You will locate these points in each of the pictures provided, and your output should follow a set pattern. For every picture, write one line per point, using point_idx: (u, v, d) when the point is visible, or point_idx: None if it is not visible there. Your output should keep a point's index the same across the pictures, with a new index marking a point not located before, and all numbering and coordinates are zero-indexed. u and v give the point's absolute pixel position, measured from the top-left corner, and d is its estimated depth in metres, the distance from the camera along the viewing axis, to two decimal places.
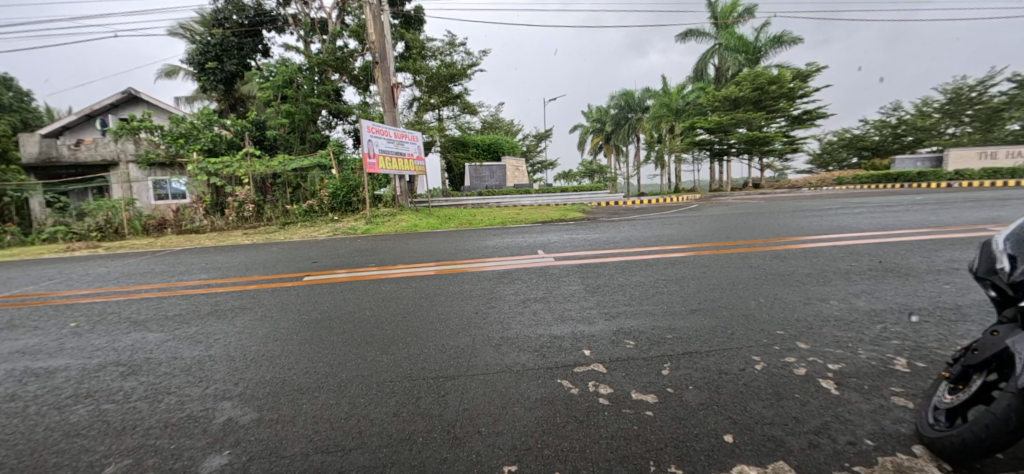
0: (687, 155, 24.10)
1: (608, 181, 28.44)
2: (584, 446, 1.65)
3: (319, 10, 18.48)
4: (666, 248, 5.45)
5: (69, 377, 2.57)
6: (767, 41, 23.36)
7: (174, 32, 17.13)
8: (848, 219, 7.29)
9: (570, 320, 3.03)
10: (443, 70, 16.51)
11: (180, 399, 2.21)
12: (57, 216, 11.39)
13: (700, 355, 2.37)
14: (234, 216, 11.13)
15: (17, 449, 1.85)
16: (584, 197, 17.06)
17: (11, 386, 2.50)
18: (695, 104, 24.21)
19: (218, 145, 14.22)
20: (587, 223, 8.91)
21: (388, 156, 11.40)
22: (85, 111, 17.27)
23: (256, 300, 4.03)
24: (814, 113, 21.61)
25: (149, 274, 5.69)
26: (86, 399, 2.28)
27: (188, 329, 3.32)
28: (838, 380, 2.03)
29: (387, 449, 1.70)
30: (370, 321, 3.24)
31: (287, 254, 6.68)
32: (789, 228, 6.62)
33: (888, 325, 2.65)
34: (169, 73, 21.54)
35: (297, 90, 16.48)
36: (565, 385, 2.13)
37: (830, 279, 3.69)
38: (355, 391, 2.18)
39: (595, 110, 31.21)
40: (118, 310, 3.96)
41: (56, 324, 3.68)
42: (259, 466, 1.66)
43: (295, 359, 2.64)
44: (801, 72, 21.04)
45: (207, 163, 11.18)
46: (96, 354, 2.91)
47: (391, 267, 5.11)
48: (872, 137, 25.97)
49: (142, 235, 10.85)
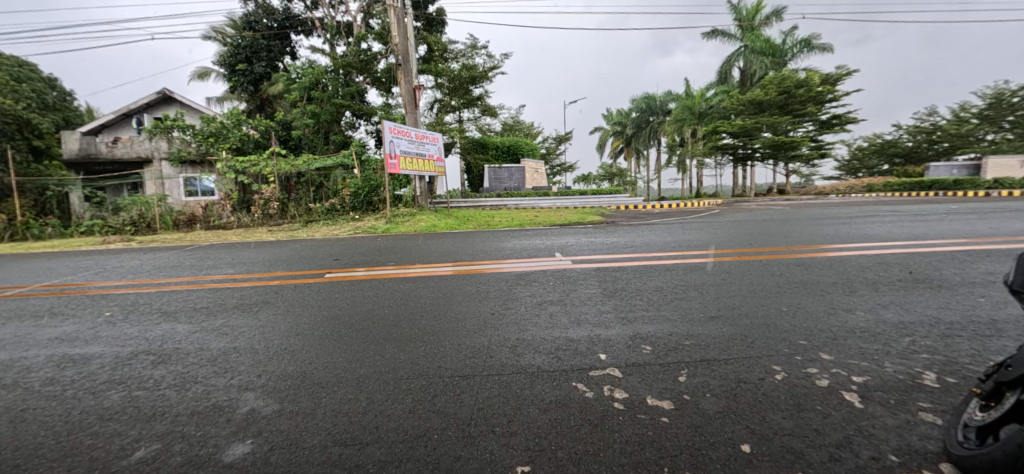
0: (710, 160, 23.76)
1: (627, 184, 28.11)
2: (597, 451, 1.65)
3: (345, 14, 18.94)
4: (686, 253, 5.40)
5: (104, 364, 2.70)
6: (794, 44, 22.85)
7: (206, 36, 17.78)
8: (877, 227, 7.06)
9: (586, 324, 3.03)
10: (464, 72, 16.70)
11: (206, 389, 2.30)
12: (93, 211, 11.96)
13: (719, 362, 2.34)
14: (259, 214, 11.46)
15: (55, 430, 1.94)
16: (603, 199, 17.04)
17: (51, 370, 2.64)
18: (718, 108, 23.86)
19: (246, 144, 14.71)
20: (605, 227, 8.84)
21: (408, 157, 11.50)
22: (122, 110, 18.07)
23: (279, 295, 4.16)
24: (843, 118, 20.97)
25: (179, 268, 5.93)
26: (119, 385, 2.39)
27: (214, 322, 3.44)
28: (862, 393, 1.97)
29: (403, 445, 1.73)
30: (388, 319, 3.29)
31: (308, 252, 6.81)
32: (815, 235, 6.46)
33: (916, 338, 2.56)
34: (199, 75, 22.32)
35: (323, 91, 16.78)
36: (580, 389, 2.13)
37: (856, 289, 3.57)
38: (373, 387, 2.23)
39: (615, 113, 31.04)
40: (150, 301, 4.13)
41: (93, 313, 3.87)
42: (281, 456, 1.71)
43: (315, 354, 2.71)
44: (830, 76, 20.42)
45: (235, 162, 11.49)
46: (129, 343, 3.05)
47: (409, 266, 5.22)
48: (904, 143, 25.24)
49: (172, 230, 11.28)
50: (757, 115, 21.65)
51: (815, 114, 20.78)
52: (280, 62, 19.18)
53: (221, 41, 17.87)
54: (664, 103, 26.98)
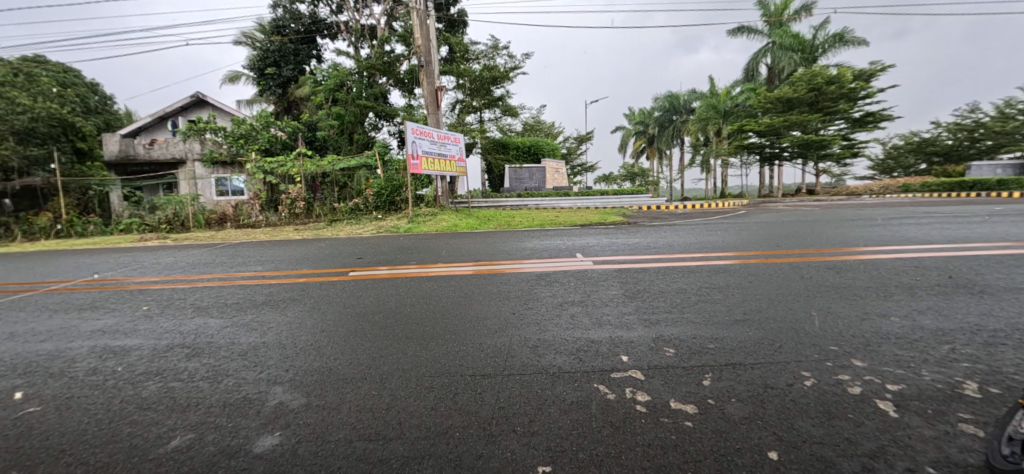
0: (735, 159, 23.18)
1: (649, 184, 27.71)
2: (619, 453, 1.64)
3: (369, 17, 19.29)
4: (710, 255, 5.28)
5: (142, 355, 2.83)
6: (826, 39, 22.05)
7: (237, 41, 18.40)
8: (914, 229, 6.76)
9: (608, 325, 3.00)
10: (485, 73, 16.78)
11: (237, 382, 2.39)
12: (132, 209, 12.55)
13: (745, 367, 2.29)
14: (286, 213, 11.82)
15: (98, 418, 2.05)
16: (625, 200, 16.85)
17: (94, 360, 2.79)
18: (745, 106, 23.27)
19: (274, 145, 15.17)
20: (626, 228, 8.74)
21: (430, 158, 11.64)
22: (159, 113, 18.88)
23: (305, 292, 4.28)
24: (878, 115, 20.13)
25: (211, 265, 6.16)
26: (157, 376, 2.50)
27: (245, 317, 3.57)
28: (898, 402, 1.89)
29: (425, 441, 1.76)
30: (411, 317, 3.34)
31: (332, 250, 6.98)
32: (847, 238, 6.23)
33: (957, 346, 2.43)
34: (231, 79, 23.09)
35: (347, 93, 17.12)
36: (601, 390, 2.11)
37: (891, 294, 3.43)
38: (396, 383, 2.27)
39: (637, 113, 30.63)
40: (184, 297, 4.31)
41: (132, 307, 4.07)
42: (308, 448, 1.76)
43: (340, 350, 2.77)
44: (863, 72, 19.63)
45: (263, 163, 11.86)
46: (165, 336, 3.19)
47: (430, 265, 5.28)
48: (944, 141, 24.05)
49: (204, 228, 11.72)
50: (785, 112, 20.99)
51: (848, 111, 19.99)
52: (307, 65, 19.68)
53: (251, 45, 18.46)
54: (688, 102, 26.51)
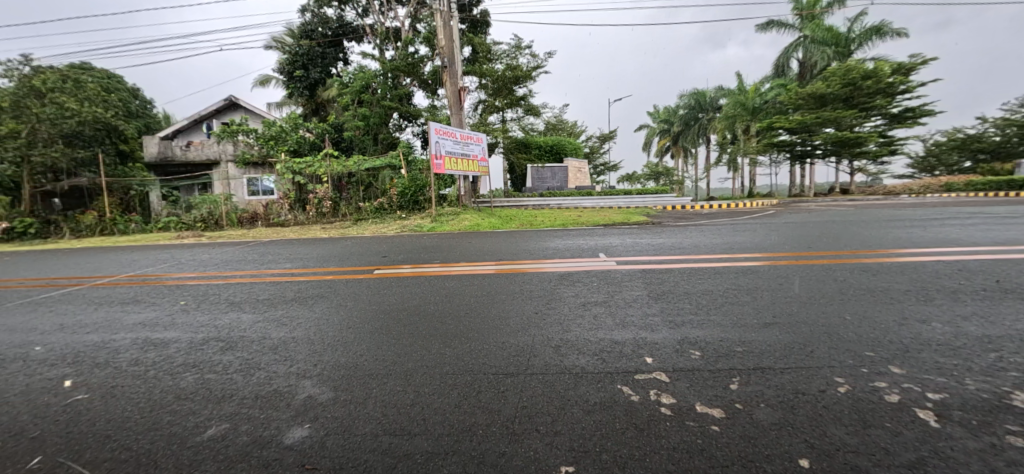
0: (764, 157, 22.50)
1: (674, 184, 27.22)
2: (643, 455, 1.62)
3: (393, 19, 19.61)
4: (737, 256, 5.15)
5: (180, 348, 2.97)
6: (862, 32, 21.14)
7: (268, 45, 19.02)
8: (958, 231, 6.41)
9: (632, 326, 2.97)
10: (508, 72, 16.82)
11: (269, 375, 2.48)
12: (170, 209, 13.17)
13: (774, 371, 2.23)
14: (314, 212, 12.16)
15: (140, 406, 2.17)
16: (649, 199, 16.59)
17: (137, 352, 2.95)
18: (775, 102, 22.51)
19: (303, 146, 15.61)
20: (651, 228, 8.61)
21: (453, 157, 11.76)
22: (195, 116, 19.71)
23: (332, 289, 4.39)
24: (918, 111, 19.18)
25: (243, 262, 6.40)
26: (194, 368, 2.62)
27: (275, 312, 3.69)
28: (939, 412, 1.80)
29: (449, 438, 1.78)
30: (435, 315, 3.39)
31: (357, 249, 7.14)
32: (885, 239, 5.96)
33: (1006, 354, 2.30)
34: (262, 82, 23.88)
35: (372, 94, 17.44)
36: (625, 392, 2.09)
37: (933, 299, 3.26)
38: (420, 380, 2.31)
39: (662, 111, 30.10)
40: (218, 292, 4.50)
41: (170, 301, 4.27)
42: (335, 441, 1.81)
43: (366, 346, 2.84)
44: (902, 65, 18.74)
45: (293, 163, 12.25)
46: (201, 329, 3.34)
47: (453, 264, 5.34)
48: (992, 137, 22.72)
49: (237, 226, 12.17)
50: (817, 109, 20.23)
51: (885, 107, 19.12)
52: (333, 68, 20.15)
53: (282, 50, 19.05)
54: (715, 99, 25.89)
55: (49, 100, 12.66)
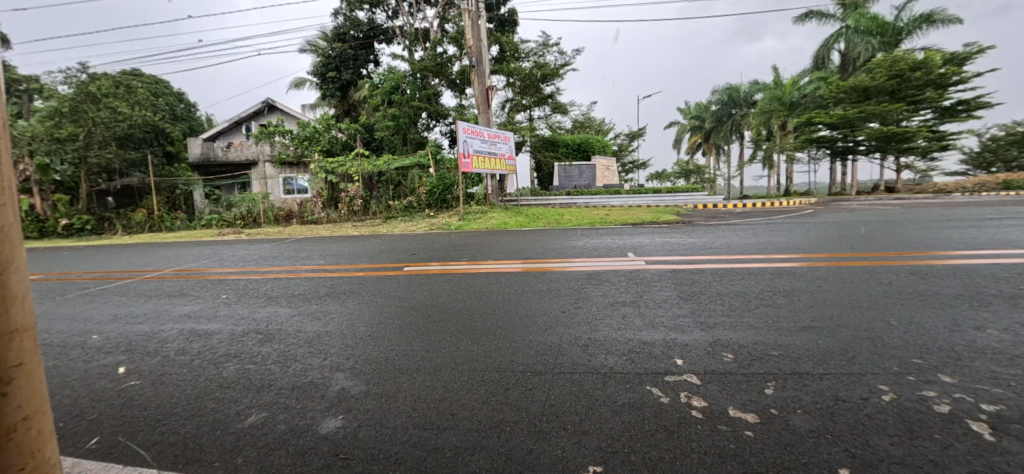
0: (802, 154, 21.57)
1: (706, 182, 26.48)
2: (673, 458, 1.59)
3: (422, 20, 19.89)
4: (773, 256, 4.97)
5: (222, 339, 3.13)
6: (912, 20, 19.90)
7: (303, 49, 19.68)
8: (1019, 231, 5.97)
9: (661, 327, 2.92)
10: (535, 71, 16.78)
11: (304, 367, 2.58)
12: (212, 207, 13.85)
13: (812, 377, 2.14)
14: (346, 210, 12.53)
15: (187, 393, 2.30)
16: (679, 198, 16.21)
17: (183, 342, 3.12)
18: (814, 96, 21.54)
19: (335, 146, 16.09)
20: (681, 227, 8.42)
21: (480, 156, 11.86)
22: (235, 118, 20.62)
23: (363, 285, 4.52)
24: (974, 103, 17.93)
25: (280, 258, 6.67)
26: (235, 358, 2.76)
27: (309, 307, 3.84)
28: (995, 424, 1.69)
29: (477, 434, 1.81)
30: (462, 312, 3.44)
31: (387, 246, 7.31)
32: (937, 240, 5.61)
33: None
34: (297, 84, 24.72)
35: (402, 95, 17.76)
36: (655, 393, 2.06)
37: (989, 304, 3.05)
38: (449, 376, 2.35)
39: (693, 107, 29.31)
40: (257, 287, 4.71)
41: (213, 294, 4.51)
42: (368, 432, 1.86)
43: (396, 341, 2.92)
44: (955, 55, 17.56)
45: (326, 163, 12.68)
46: (241, 322, 3.51)
47: (480, 262, 5.40)
48: None
49: (274, 224, 12.67)
50: (861, 103, 19.22)
51: (936, 99, 17.96)
52: (364, 69, 20.64)
53: (316, 53, 19.67)
54: (749, 94, 25.01)
55: (103, 105, 13.58)
